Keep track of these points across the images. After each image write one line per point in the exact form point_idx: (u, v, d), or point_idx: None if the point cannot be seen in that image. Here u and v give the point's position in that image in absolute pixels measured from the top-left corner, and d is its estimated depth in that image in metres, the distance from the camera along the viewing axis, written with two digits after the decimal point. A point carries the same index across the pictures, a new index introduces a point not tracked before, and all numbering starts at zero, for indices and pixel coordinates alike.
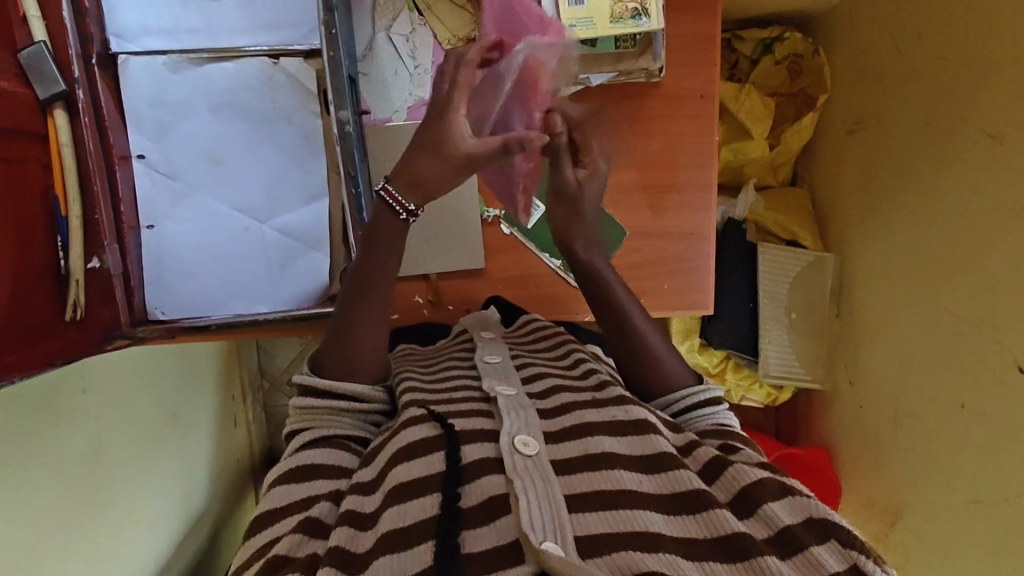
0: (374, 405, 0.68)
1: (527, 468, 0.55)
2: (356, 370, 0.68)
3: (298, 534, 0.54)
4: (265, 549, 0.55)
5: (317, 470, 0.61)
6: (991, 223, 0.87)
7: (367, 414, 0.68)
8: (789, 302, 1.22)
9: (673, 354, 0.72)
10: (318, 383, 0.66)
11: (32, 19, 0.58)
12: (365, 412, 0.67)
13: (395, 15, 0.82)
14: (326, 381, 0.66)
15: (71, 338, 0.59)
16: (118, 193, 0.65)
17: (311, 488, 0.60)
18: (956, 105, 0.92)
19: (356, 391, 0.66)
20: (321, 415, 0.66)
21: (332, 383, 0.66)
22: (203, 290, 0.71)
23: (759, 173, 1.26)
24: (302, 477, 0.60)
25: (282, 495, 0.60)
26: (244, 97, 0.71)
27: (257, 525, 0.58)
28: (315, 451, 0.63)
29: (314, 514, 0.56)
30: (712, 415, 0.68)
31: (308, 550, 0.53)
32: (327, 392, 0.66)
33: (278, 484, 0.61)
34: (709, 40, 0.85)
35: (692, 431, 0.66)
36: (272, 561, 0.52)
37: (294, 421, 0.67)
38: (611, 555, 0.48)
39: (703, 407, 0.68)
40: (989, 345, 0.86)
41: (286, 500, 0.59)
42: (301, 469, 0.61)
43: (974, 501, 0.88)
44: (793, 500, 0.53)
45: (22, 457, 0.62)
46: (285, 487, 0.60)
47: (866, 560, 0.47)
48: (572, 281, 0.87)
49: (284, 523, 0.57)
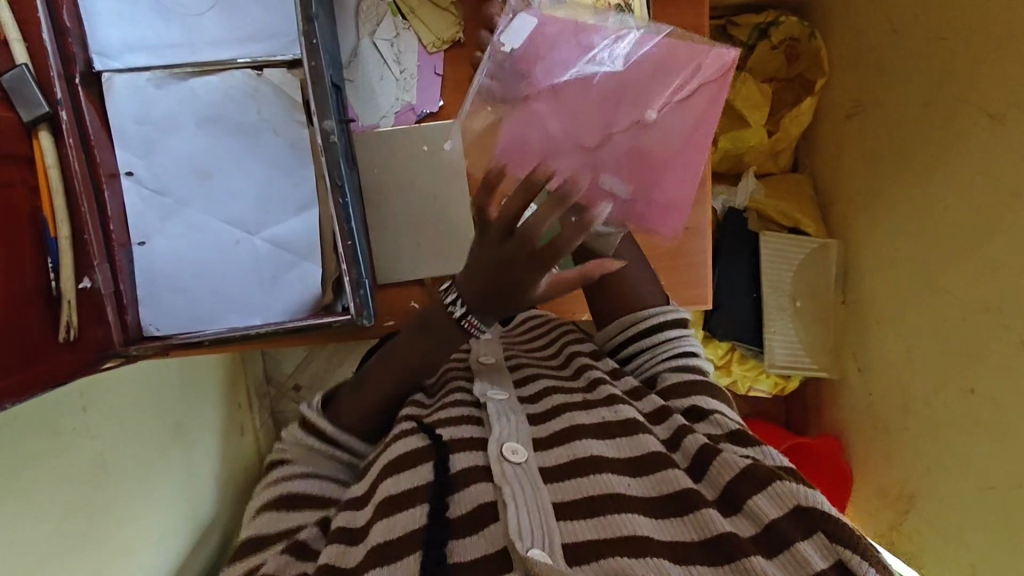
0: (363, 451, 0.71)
1: (516, 475, 0.55)
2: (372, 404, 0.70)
3: (285, 556, 0.56)
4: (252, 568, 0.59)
5: (306, 501, 0.66)
6: (994, 204, 0.85)
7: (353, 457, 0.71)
8: (793, 290, 1.21)
9: None
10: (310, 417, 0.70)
11: (14, 42, 0.58)
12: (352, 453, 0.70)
13: (379, 21, 0.82)
14: (315, 416, 0.69)
15: (65, 359, 0.59)
16: (106, 212, 0.65)
17: (299, 517, 0.64)
18: (958, 85, 0.90)
19: (352, 445, 0.70)
20: (312, 450, 0.69)
21: (319, 418, 0.69)
22: (196, 304, 0.71)
23: (759, 160, 1.24)
24: (291, 505, 0.65)
25: (269, 520, 0.64)
26: (227, 109, 0.71)
27: (246, 545, 0.62)
28: (305, 485, 0.67)
29: (302, 537, 0.58)
30: (680, 339, 0.70)
31: (298, 570, 0.55)
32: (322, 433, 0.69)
33: (268, 510, 0.65)
34: (698, 30, 0.84)
35: (666, 366, 0.68)
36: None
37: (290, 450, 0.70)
38: (599, 560, 0.48)
39: (671, 331, 0.70)
40: (995, 328, 0.85)
41: (273, 527, 0.64)
42: (293, 498, 0.65)
43: (986, 487, 0.87)
44: (777, 487, 0.51)
45: (24, 477, 0.62)
46: (273, 513, 0.65)
47: (851, 556, 0.47)
48: None
49: (274, 547, 0.61)
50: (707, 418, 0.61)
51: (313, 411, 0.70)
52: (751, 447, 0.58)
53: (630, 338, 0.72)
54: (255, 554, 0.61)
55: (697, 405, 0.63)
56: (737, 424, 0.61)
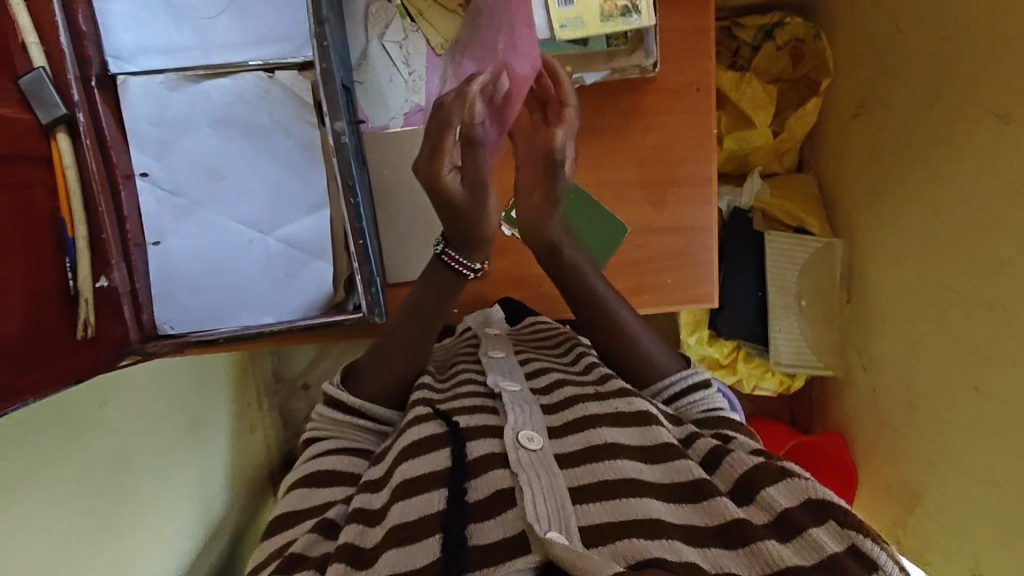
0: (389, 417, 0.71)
1: (531, 461, 0.56)
2: (384, 398, 0.72)
3: (312, 535, 0.57)
4: (284, 548, 0.59)
5: (336, 477, 0.65)
6: (999, 201, 0.85)
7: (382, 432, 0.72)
8: (799, 289, 1.22)
9: (655, 339, 0.75)
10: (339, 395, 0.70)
11: (31, 45, 0.59)
12: (379, 422, 0.71)
13: (387, 23, 0.82)
14: (340, 394, 0.70)
15: (84, 356, 0.60)
16: (123, 212, 0.66)
17: (331, 492, 0.64)
18: (961, 84, 0.91)
19: (379, 412, 0.70)
20: (343, 427, 0.70)
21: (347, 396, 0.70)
22: (211, 303, 0.72)
23: (764, 161, 1.25)
24: (320, 482, 0.65)
25: (300, 497, 0.64)
26: (242, 111, 0.72)
27: (279, 524, 0.62)
28: (333, 461, 0.67)
29: (330, 515, 0.60)
30: (703, 401, 0.70)
31: (323, 549, 0.56)
32: (345, 407, 0.70)
33: (296, 487, 0.65)
34: (705, 33, 0.85)
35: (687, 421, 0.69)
36: (287, 560, 0.55)
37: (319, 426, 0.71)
38: (614, 542, 0.49)
39: (694, 394, 0.70)
40: (999, 325, 0.86)
41: (304, 503, 0.63)
42: (323, 474, 0.65)
43: (990, 483, 0.87)
44: (791, 481, 0.53)
45: (44, 471, 0.64)
46: (302, 490, 0.65)
47: (865, 539, 0.48)
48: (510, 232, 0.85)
49: (302, 525, 0.61)
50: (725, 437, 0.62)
51: (335, 388, 0.71)
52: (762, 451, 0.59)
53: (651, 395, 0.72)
54: (285, 531, 0.61)
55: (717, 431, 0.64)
56: (756, 442, 0.62)
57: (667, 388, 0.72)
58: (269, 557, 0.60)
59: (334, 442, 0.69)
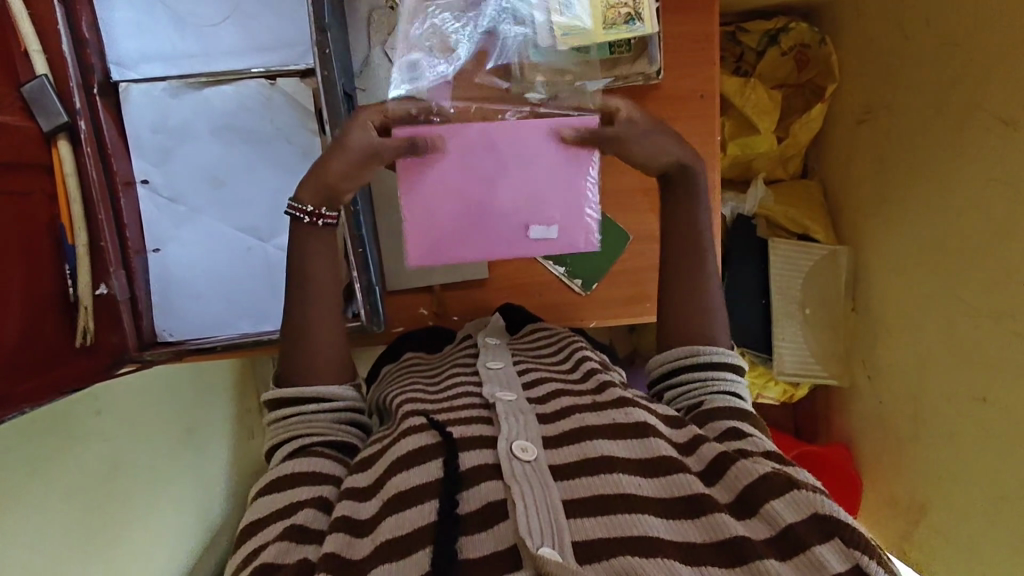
0: (350, 405, 0.70)
1: (525, 474, 0.55)
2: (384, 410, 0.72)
3: (286, 541, 0.55)
4: (252, 556, 0.55)
5: (302, 477, 0.62)
6: (1005, 211, 0.85)
7: (339, 417, 0.69)
8: (802, 298, 1.21)
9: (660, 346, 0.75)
10: (284, 394, 0.68)
11: (33, 53, 0.60)
12: (340, 409, 0.69)
13: (390, 30, 0.79)
14: (290, 391, 0.68)
15: (81, 364, 0.61)
16: (123, 220, 0.69)
17: (298, 494, 0.60)
18: (969, 94, 0.90)
19: (320, 393, 0.68)
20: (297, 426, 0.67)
21: (297, 390, 0.68)
22: (210, 312, 0.75)
23: (769, 166, 1.25)
24: (288, 485, 0.61)
25: (268, 503, 0.60)
26: (243, 118, 0.73)
27: (244, 534, 0.59)
28: (298, 461, 0.63)
29: (299, 520, 0.57)
30: (733, 381, 0.69)
31: (299, 556, 0.53)
32: (299, 401, 0.68)
33: (262, 495, 0.61)
34: (707, 40, 0.85)
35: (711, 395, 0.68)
36: (261, 569, 0.53)
37: (276, 433, 0.67)
38: (609, 559, 0.48)
39: (727, 372, 0.69)
40: (1011, 337, 0.84)
41: (271, 508, 0.59)
42: (287, 478, 0.62)
43: (1000, 497, 0.87)
44: (799, 495, 0.52)
45: (41, 481, 0.64)
46: (268, 496, 0.61)
47: (868, 560, 0.47)
48: (535, 255, 0.88)
49: (267, 531, 0.57)
50: (742, 437, 0.61)
51: (277, 391, 0.69)
52: (773, 454, 0.59)
53: (687, 349, 0.71)
54: (251, 539, 0.57)
55: (724, 430, 0.62)
56: (773, 444, 0.61)
57: (710, 350, 0.70)
58: (236, 569, 0.56)
59: (292, 442, 0.66)
